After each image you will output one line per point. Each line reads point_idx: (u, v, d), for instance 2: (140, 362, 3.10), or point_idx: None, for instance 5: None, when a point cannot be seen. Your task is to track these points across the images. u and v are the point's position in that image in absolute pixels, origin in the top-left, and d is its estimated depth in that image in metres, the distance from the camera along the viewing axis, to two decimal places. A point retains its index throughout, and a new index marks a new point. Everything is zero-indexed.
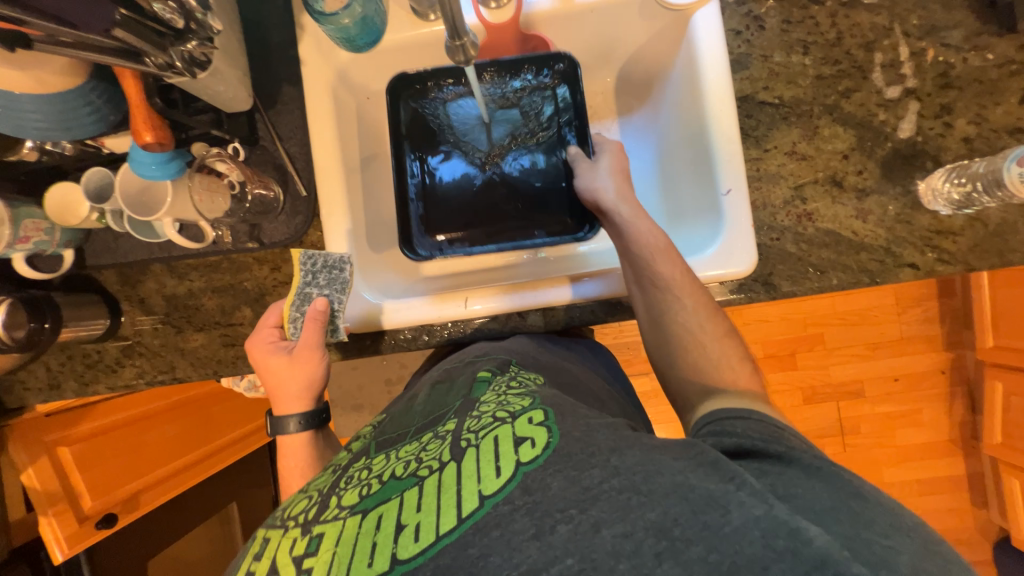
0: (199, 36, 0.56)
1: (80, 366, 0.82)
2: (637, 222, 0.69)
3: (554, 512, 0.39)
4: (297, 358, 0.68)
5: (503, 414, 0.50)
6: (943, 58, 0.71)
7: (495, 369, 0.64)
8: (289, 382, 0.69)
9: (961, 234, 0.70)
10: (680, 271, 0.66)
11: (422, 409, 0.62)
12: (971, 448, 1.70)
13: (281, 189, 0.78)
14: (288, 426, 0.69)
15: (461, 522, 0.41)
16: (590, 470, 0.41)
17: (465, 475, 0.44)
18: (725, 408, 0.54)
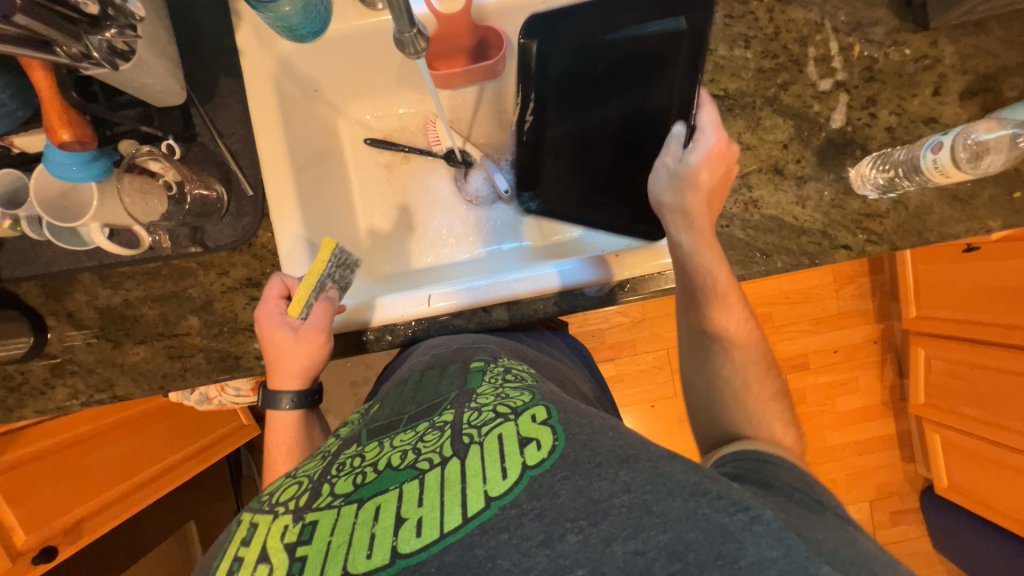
0: (118, 22, 0.50)
1: (2, 390, 0.74)
2: (712, 261, 0.67)
3: (564, 521, 0.40)
4: (304, 340, 0.67)
5: (505, 410, 0.51)
6: (867, 53, 0.76)
7: (487, 358, 0.66)
8: (290, 360, 0.67)
9: (886, 216, 0.76)
10: (742, 322, 0.67)
11: (414, 396, 0.62)
12: (900, 410, 1.87)
13: (223, 188, 0.73)
14: (281, 403, 0.69)
15: (467, 521, 0.42)
16: (600, 483, 0.42)
17: (470, 475, 0.45)
18: (757, 449, 0.55)
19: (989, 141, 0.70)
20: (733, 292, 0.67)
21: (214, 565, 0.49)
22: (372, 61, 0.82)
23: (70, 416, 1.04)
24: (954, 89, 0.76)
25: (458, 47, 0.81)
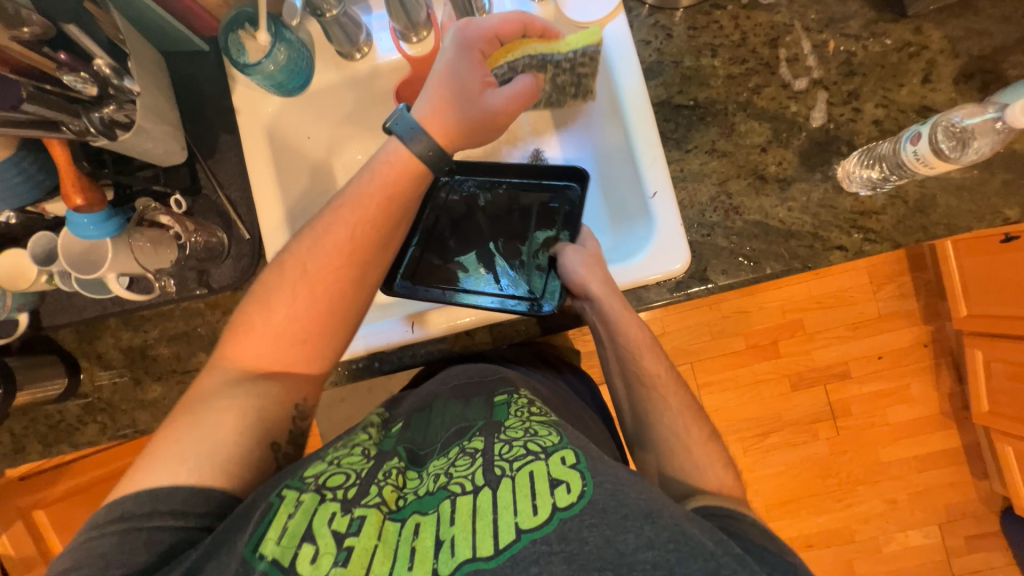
0: (118, 99, 0.59)
1: (43, 428, 0.82)
2: (628, 324, 0.71)
3: (592, 569, 0.42)
4: (481, 111, 0.65)
5: (537, 448, 0.52)
6: (844, 48, 0.74)
7: (509, 391, 0.66)
8: (468, 112, 0.64)
9: (884, 212, 0.72)
10: (666, 369, 0.71)
11: (444, 420, 0.65)
12: (963, 420, 1.69)
13: (225, 234, 0.80)
14: (416, 139, 0.64)
15: (498, 552, 0.44)
16: (626, 535, 0.43)
17: (502, 506, 0.47)
18: (724, 501, 0.56)
19: (971, 126, 0.66)
20: (653, 350, 0.72)
21: (252, 530, 0.47)
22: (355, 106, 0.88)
23: (106, 452, 1.08)
24: (945, 74, 0.72)
25: None
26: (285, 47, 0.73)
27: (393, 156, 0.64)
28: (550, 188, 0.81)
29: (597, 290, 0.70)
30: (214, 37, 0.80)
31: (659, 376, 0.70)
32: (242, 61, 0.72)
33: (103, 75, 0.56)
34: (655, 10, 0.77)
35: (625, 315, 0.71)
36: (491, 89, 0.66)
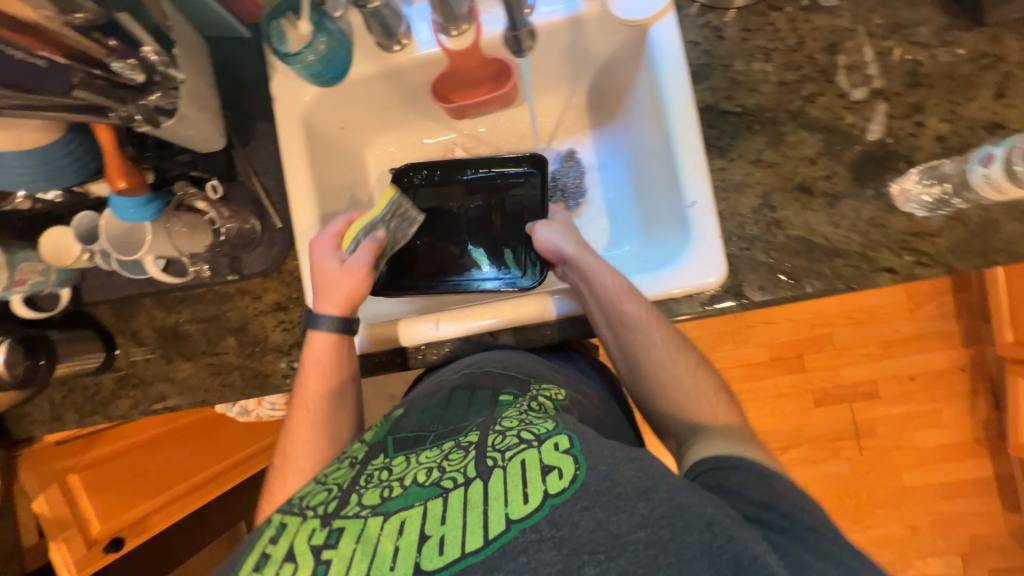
0: (163, 86, 0.59)
1: (80, 399, 0.86)
2: (603, 271, 0.70)
3: (582, 553, 0.43)
4: (348, 270, 0.72)
5: (529, 437, 0.52)
6: (910, 56, 0.69)
7: (517, 391, 0.66)
8: (336, 285, 0.71)
9: (940, 235, 0.67)
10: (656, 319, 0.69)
11: (442, 413, 0.64)
12: (997, 449, 1.61)
13: (257, 221, 0.81)
14: (320, 324, 0.72)
15: (488, 543, 0.45)
16: (618, 517, 0.45)
17: (493, 497, 0.47)
18: (717, 454, 0.58)
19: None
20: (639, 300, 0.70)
21: (241, 560, 0.51)
22: (390, 98, 0.87)
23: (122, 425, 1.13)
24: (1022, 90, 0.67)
25: (472, 80, 0.84)
26: (325, 38, 0.73)
27: (315, 341, 0.72)
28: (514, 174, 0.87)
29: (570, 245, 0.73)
30: (255, 24, 0.80)
31: (643, 321, 0.68)
32: (282, 50, 0.72)
33: (150, 61, 0.56)
34: (707, 9, 0.74)
35: (599, 270, 0.70)
36: (342, 262, 0.72)
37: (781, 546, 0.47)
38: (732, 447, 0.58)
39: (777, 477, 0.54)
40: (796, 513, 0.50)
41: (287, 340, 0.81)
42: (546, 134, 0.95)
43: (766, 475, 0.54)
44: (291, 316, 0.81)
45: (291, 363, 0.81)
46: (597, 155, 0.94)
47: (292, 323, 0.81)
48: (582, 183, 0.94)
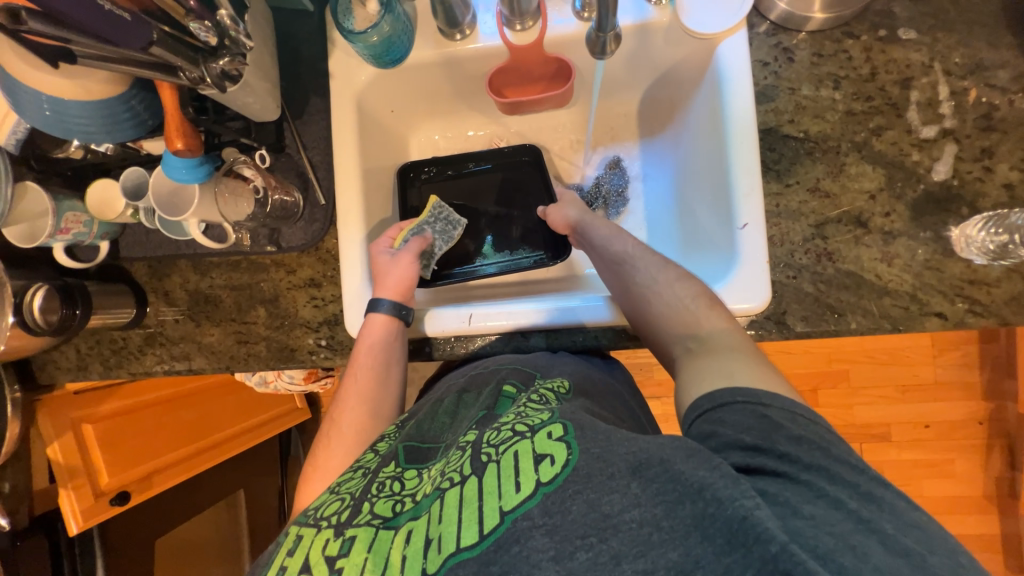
0: (232, 50, 0.59)
1: (106, 351, 0.86)
2: (598, 228, 0.79)
3: (575, 538, 0.42)
4: (399, 258, 0.78)
5: (522, 428, 0.52)
6: (986, 99, 0.67)
7: (519, 383, 0.65)
8: (390, 274, 0.76)
9: (997, 285, 0.66)
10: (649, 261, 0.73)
11: (451, 423, 0.66)
12: (1007, 507, 1.57)
13: (301, 195, 0.81)
14: (379, 307, 0.73)
15: (484, 538, 0.44)
16: (611, 497, 0.43)
17: (487, 491, 0.47)
18: (708, 392, 0.53)
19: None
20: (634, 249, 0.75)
21: (264, 571, 0.52)
22: (444, 87, 0.86)
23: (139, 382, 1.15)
24: None
25: (530, 76, 0.83)
26: (391, 20, 0.72)
27: (374, 323, 0.73)
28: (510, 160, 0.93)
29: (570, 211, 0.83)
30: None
31: (626, 250, 0.75)
32: (347, 27, 0.72)
33: (223, 25, 0.56)
34: (779, 29, 0.72)
35: (591, 219, 0.81)
36: (393, 252, 0.79)
37: (771, 494, 0.42)
38: (720, 378, 0.54)
39: (771, 410, 0.49)
40: (794, 454, 0.45)
41: (317, 317, 0.81)
42: (594, 140, 0.95)
43: (760, 411, 0.49)
44: (324, 293, 0.81)
45: (318, 340, 0.81)
46: (643, 166, 0.93)
47: (324, 301, 0.81)
48: (624, 193, 0.93)
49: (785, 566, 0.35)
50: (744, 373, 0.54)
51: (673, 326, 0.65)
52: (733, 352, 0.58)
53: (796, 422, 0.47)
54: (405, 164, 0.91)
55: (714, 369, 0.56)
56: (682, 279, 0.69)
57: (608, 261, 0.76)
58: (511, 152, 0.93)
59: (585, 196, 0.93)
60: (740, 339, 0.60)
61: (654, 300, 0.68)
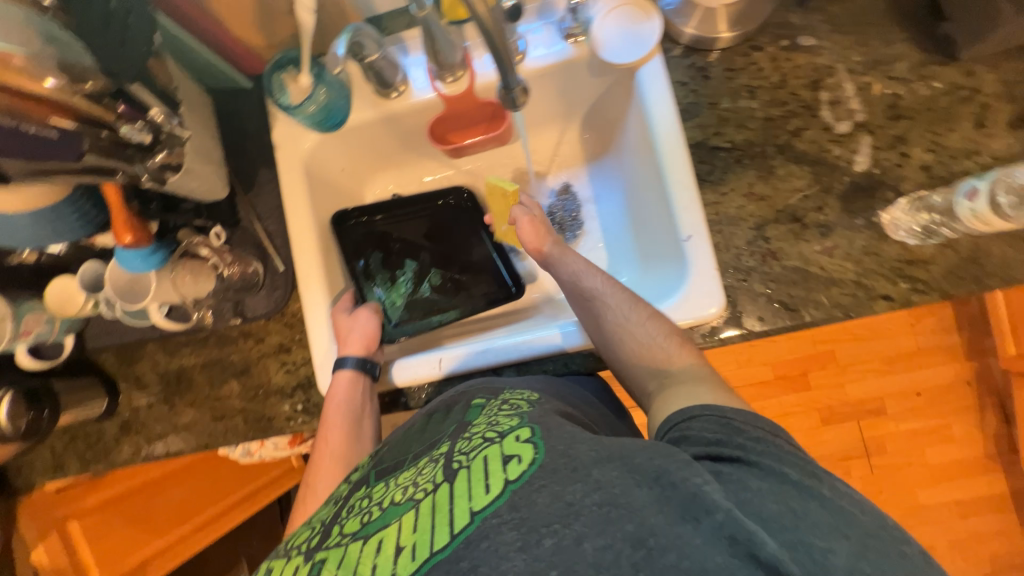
0: (168, 144, 0.61)
1: (82, 447, 0.85)
2: (564, 256, 0.76)
3: (540, 527, 0.43)
4: (359, 316, 0.79)
5: (492, 434, 0.52)
6: (890, 91, 0.72)
7: (487, 396, 0.63)
8: (352, 331, 0.77)
9: (933, 261, 0.68)
10: (619, 289, 0.70)
11: (419, 435, 0.64)
12: (1011, 464, 1.58)
13: (260, 265, 0.82)
14: (345, 363, 0.75)
15: (454, 538, 0.44)
16: (574, 487, 0.44)
17: (458, 494, 0.47)
18: (680, 409, 0.55)
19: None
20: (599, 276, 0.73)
21: None
22: (387, 141, 0.89)
23: (97, 479, 1.06)
24: (1000, 120, 0.69)
25: (469, 121, 0.86)
26: (325, 89, 0.76)
27: (338, 379, 0.75)
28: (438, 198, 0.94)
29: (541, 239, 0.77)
30: (258, 75, 0.83)
31: (597, 285, 0.71)
32: (285, 102, 0.75)
33: (157, 123, 0.59)
34: (691, 51, 0.77)
35: (558, 251, 0.77)
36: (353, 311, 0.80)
37: (725, 475, 0.45)
38: (688, 402, 0.56)
39: (736, 418, 0.50)
40: (751, 447, 0.47)
41: (290, 382, 0.81)
42: (541, 170, 0.97)
43: (724, 419, 0.50)
44: (294, 357, 0.82)
45: (294, 406, 0.81)
46: (593, 188, 0.95)
47: (295, 365, 0.82)
48: (578, 216, 0.95)
49: (728, 530, 0.40)
50: (702, 396, 0.57)
51: (644, 364, 0.65)
52: (698, 384, 0.60)
53: (757, 419, 0.50)
54: (337, 213, 0.89)
55: (677, 395, 0.59)
56: (650, 312, 0.68)
57: (578, 298, 0.72)
58: (435, 192, 0.94)
59: None
60: (703, 370, 0.62)
61: (624, 341, 0.66)
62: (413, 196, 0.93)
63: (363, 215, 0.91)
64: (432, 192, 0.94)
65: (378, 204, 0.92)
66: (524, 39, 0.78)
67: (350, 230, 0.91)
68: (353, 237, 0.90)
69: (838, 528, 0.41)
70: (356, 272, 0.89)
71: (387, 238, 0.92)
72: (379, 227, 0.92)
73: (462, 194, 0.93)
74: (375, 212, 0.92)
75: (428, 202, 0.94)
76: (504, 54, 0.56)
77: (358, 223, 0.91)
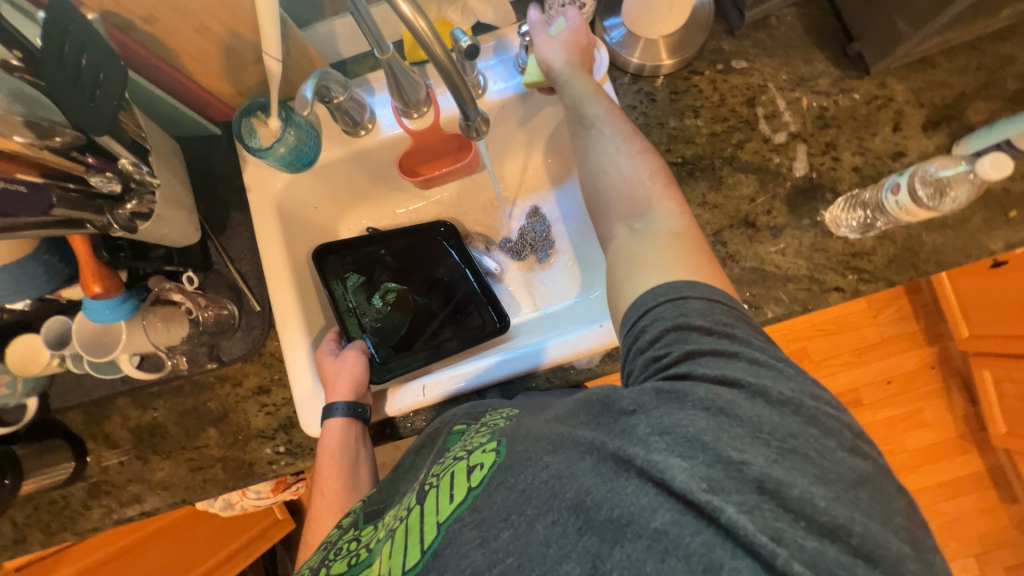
0: (139, 191, 0.64)
1: (46, 515, 0.80)
2: (574, 77, 0.70)
3: (497, 521, 0.45)
4: (346, 358, 0.76)
5: (462, 452, 0.55)
6: (816, 103, 0.79)
7: (469, 421, 0.64)
8: (339, 376, 0.74)
9: (874, 253, 0.74)
10: (625, 124, 0.68)
11: (407, 473, 0.65)
12: (982, 442, 1.65)
13: (235, 306, 0.81)
14: (334, 412, 0.72)
15: (424, 552, 0.47)
16: (525, 473, 0.47)
17: (428, 512, 0.50)
18: (652, 289, 0.53)
19: (948, 176, 0.70)
20: (605, 100, 0.69)
21: None
22: (358, 177, 0.92)
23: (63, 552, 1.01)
24: (914, 123, 0.77)
25: (437, 152, 0.89)
26: (294, 130, 0.78)
27: (328, 430, 0.71)
28: (417, 232, 0.96)
29: (561, 67, 0.71)
30: (226, 122, 0.85)
31: (598, 114, 0.68)
32: (255, 146, 0.77)
33: (127, 172, 0.62)
34: (638, 78, 0.83)
35: (569, 73, 0.71)
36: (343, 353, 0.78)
37: (646, 407, 0.46)
38: (656, 275, 0.55)
39: (690, 302, 0.51)
40: (698, 349, 0.48)
41: (271, 424, 0.80)
42: (510, 196, 1.01)
43: (680, 305, 0.51)
44: (274, 398, 0.80)
45: (276, 448, 0.79)
46: (561, 209, 1.00)
47: (275, 406, 0.80)
48: (549, 236, 0.98)
49: (651, 471, 0.42)
50: (671, 268, 0.54)
51: (620, 203, 0.64)
52: (667, 245, 0.57)
53: (712, 312, 0.50)
54: (317, 248, 0.89)
55: (646, 269, 0.56)
56: (645, 157, 0.65)
57: (577, 125, 0.71)
58: (416, 227, 0.96)
59: (512, 246, 0.99)
60: (678, 225, 0.60)
61: (607, 174, 0.65)
62: (394, 232, 0.95)
63: (344, 250, 0.92)
64: (413, 226, 0.97)
65: (360, 237, 0.93)
66: (484, 76, 0.83)
67: (330, 261, 0.90)
68: (334, 270, 0.90)
69: (756, 437, 0.42)
70: (340, 307, 0.88)
71: (369, 267, 0.92)
72: (358, 259, 0.93)
73: (442, 228, 0.96)
74: (354, 246, 0.93)
75: (410, 236, 0.96)
76: (462, 96, 0.61)
77: (338, 255, 0.91)
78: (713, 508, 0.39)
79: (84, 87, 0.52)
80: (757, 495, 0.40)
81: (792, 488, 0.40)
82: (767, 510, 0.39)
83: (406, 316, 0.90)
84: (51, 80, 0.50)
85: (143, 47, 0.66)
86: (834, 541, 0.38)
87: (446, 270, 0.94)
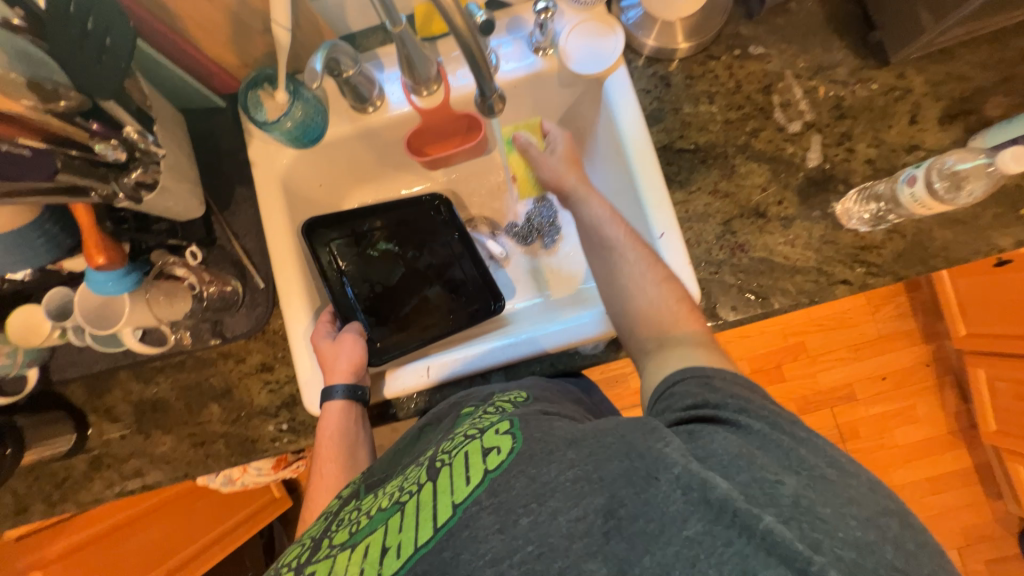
0: (144, 161, 0.63)
1: (47, 486, 0.80)
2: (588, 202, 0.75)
3: (517, 508, 0.45)
4: (343, 341, 0.75)
5: (473, 431, 0.54)
6: (833, 93, 0.78)
7: (478, 403, 0.63)
8: (335, 359, 0.74)
9: (883, 246, 0.74)
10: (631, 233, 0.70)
11: (409, 452, 0.65)
12: (973, 439, 1.68)
13: (238, 283, 0.80)
14: (334, 395, 0.72)
15: (437, 531, 0.47)
16: (549, 467, 0.46)
17: (441, 491, 0.49)
18: (679, 369, 0.56)
19: (965, 170, 0.69)
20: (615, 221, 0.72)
21: None
22: (365, 155, 0.90)
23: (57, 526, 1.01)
24: (930, 116, 0.76)
25: (443, 131, 0.88)
26: (301, 105, 0.77)
27: (327, 412, 0.72)
28: (417, 202, 0.94)
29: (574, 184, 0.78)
30: (231, 94, 0.83)
31: (618, 237, 0.70)
32: (260, 119, 0.76)
33: (132, 141, 0.60)
34: (653, 61, 0.82)
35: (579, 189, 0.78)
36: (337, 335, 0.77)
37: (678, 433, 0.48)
38: (678, 365, 0.57)
39: (717, 377, 0.53)
40: (730, 401, 0.50)
41: (274, 403, 0.80)
42: None
43: (707, 378, 0.53)
44: (277, 375, 0.80)
45: (279, 426, 0.79)
46: None
47: (278, 384, 0.80)
48: (555, 222, 0.97)
49: (686, 481, 0.42)
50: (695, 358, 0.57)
51: (647, 328, 0.64)
52: (687, 354, 0.59)
53: (736, 376, 0.53)
54: (306, 222, 0.85)
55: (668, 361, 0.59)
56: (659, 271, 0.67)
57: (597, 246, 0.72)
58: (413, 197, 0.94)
59: (519, 231, 0.98)
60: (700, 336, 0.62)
61: (630, 300, 0.66)
62: (393, 206, 0.93)
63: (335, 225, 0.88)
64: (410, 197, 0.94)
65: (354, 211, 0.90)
66: (495, 54, 0.81)
67: (320, 237, 0.87)
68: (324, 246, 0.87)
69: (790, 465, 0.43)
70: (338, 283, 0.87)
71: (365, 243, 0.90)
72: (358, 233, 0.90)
73: (438, 200, 0.93)
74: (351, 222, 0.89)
75: (410, 211, 0.94)
76: (479, 71, 0.60)
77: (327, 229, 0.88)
78: (752, 516, 0.39)
79: (90, 48, 0.51)
80: (793, 509, 0.40)
81: (824, 507, 0.40)
82: (805, 522, 0.39)
83: (407, 292, 0.89)
84: (55, 43, 0.50)
85: (149, 14, 0.64)
86: (859, 533, 0.39)
87: (447, 245, 0.92)
